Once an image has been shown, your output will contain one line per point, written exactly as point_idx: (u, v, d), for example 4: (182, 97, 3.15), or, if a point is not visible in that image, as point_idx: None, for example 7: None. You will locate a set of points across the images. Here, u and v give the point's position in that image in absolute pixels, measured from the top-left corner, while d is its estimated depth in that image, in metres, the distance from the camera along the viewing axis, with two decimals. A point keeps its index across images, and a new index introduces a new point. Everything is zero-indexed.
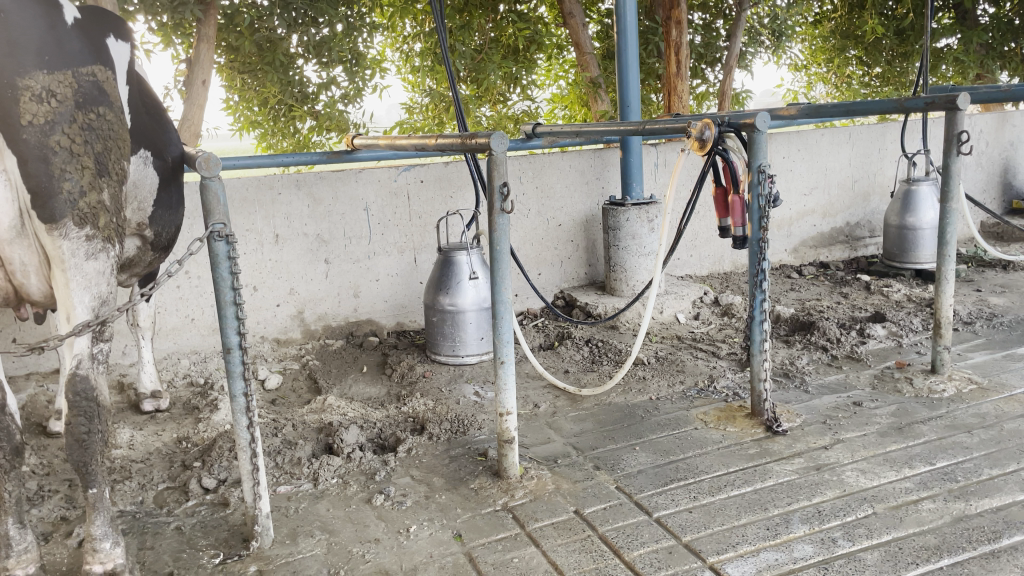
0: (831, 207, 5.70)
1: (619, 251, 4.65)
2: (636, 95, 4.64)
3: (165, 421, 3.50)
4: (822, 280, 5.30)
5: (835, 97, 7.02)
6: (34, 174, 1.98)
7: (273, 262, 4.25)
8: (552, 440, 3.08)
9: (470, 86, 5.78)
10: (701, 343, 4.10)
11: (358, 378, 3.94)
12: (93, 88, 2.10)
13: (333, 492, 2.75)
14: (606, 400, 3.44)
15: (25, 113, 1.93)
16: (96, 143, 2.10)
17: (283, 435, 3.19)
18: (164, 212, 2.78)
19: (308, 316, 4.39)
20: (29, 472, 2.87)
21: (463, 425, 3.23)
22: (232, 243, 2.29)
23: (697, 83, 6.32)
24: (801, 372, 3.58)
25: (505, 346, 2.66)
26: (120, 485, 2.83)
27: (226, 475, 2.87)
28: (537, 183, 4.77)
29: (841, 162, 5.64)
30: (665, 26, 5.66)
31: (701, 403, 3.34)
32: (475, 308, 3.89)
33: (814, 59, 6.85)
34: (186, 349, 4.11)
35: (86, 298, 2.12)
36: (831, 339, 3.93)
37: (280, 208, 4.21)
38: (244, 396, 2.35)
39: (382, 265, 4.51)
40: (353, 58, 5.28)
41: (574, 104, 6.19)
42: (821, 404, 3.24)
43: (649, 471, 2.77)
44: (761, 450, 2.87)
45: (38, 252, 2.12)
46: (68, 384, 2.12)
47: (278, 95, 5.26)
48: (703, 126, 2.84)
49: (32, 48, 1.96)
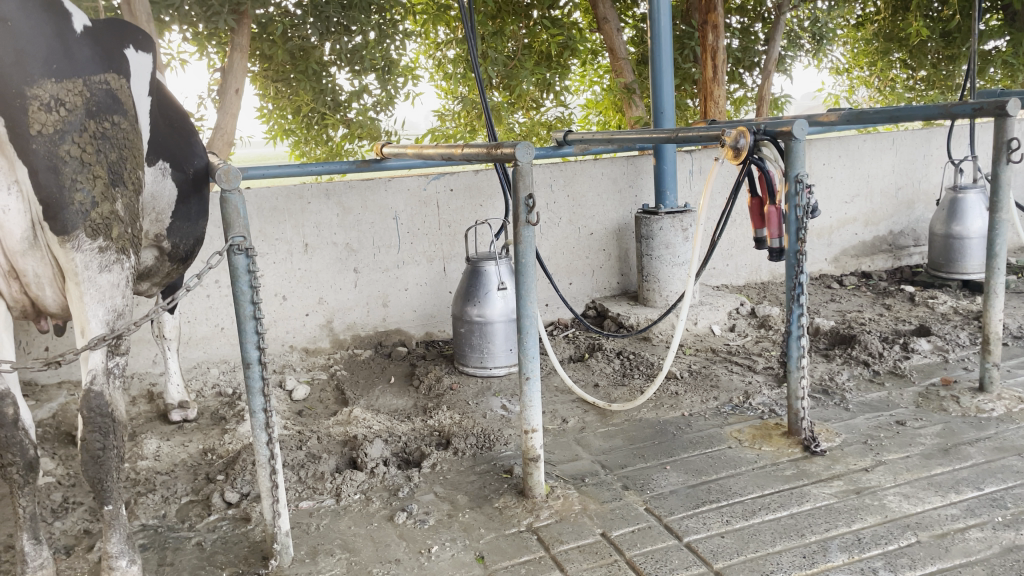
0: (873, 215, 5.53)
1: (652, 261, 4.55)
2: (670, 102, 4.54)
3: (192, 431, 3.49)
4: (863, 290, 5.13)
5: (879, 101, 6.82)
6: (44, 185, 1.96)
7: (303, 272, 4.23)
8: (580, 457, 2.99)
9: (502, 92, 5.71)
10: (736, 357, 3.98)
11: (386, 389, 3.90)
12: (107, 97, 2.08)
13: (355, 509, 2.70)
14: (637, 415, 3.34)
15: (34, 122, 1.92)
16: (110, 152, 2.08)
17: (307, 448, 3.15)
18: (182, 224, 2.78)
19: (336, 326, 4.36)
20: (54, 483, 2.87)
21: (489, 440, 3.16)
22: (252, 256, 2.25)
23: (735, 87, 6.20)
24: (841, 389, 3.44)
25: (531, 362, 2.59)
26: (143, 498, 2.81)
27: (249, 489, 2.84)
28: (569, 191, 4.69)
29: (884, 169, 5.46)
30: (702, 30, 5.55)
31: (735, 421, 3.22)
32: (504, 319, 3.83)
33: (856, 62, 6.66)
34: (216, 358, 4.10)
35: (99, 312, 2.10)
36: (873, 354, 3.79)
37: (310, 217, 4.19)
38: (263, 412, 2.30)
39: (411, 274, 4.46)
40: (385, 65, 5.24)
41: (608, 110, 6.10)
42: (862, 423, 3.11)
43: (680, 492, 2.67)
44: (799, 472, 2.75)
45: (51, 264, 2.11)
46: (82, 400, 2.10)
47: (311, 103, 5.25)
48: (738, 134, 2.72)
49: (41, 57, 1.94)
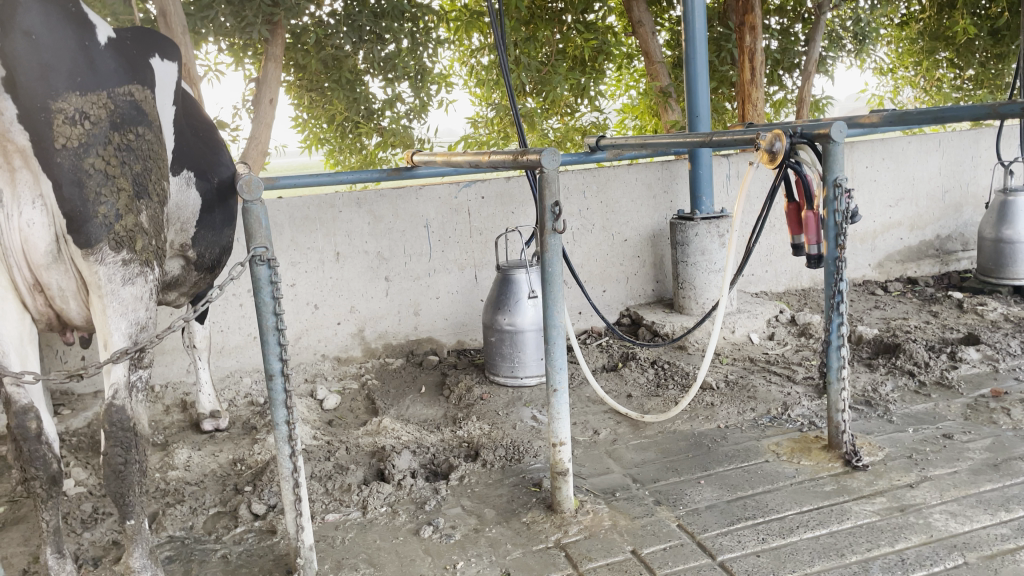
0: (919, 219, 5.36)
1: (688, 268, 4.46)
2: (706, 105, 4.44)
3: (223, 441, 3.49)
4: (909, 297, 4.96)
5: (924, 102, 6.61)
6: (68, 199, 1.95)
7: (334, 280, 4.22)
8: (611, 471, 2.92)
9: (536, 98, 5.66)
10: (775, 366, 3.87)
11: (416, 398, 3.86)
12: (131, 108, 2.06)
13: (382, 522, 2.66)
14: (671, 427, 3.25)
15: (59, 136, 1.91)
16: (135, 164, 2.07)
17: (336, 459, 3.13)
18: (208, 233, 2.78)
19: (368, 334, 4.34)
20: (85, 494, 2.88)
21: (519, 452, 3.10)
22: (274, 267, 2.22)
23: (774, 89, 6.07)
24: (884, 400, 3.31)
25: (558, 373, 2.53)
26: (171, 508, 2.81)
27: (275, 500, 2.82)
28: (602, 197, 4.62)
29: (930, 171, 5.29)
30: (739, 32, 5.44)
31: (774, 433, 3.12)
32: (535, 328, 3.77)
33: (901, 62, 6.48)
34: (248, 367, 4.11)
35: (122, 325, 2.09)
36: (919, 363, 3.64)
37: (341, 226, 4.18)
38: (286, 424, 2.28)
39: (442, 282, 4.43)
40: (418, 73, 5.23)
41: (644, 114, 6.02)
42: (907, 437, 2.98)
43: (715, 508, 2.58)
44: (839, 488, 2.64)
45: (75, 277, 2.10)
46: (104, 414, 2.09)
47: (345, 112, 5.29)
48: (774, 138, 2.65)
49: (65, 70, 1.93)
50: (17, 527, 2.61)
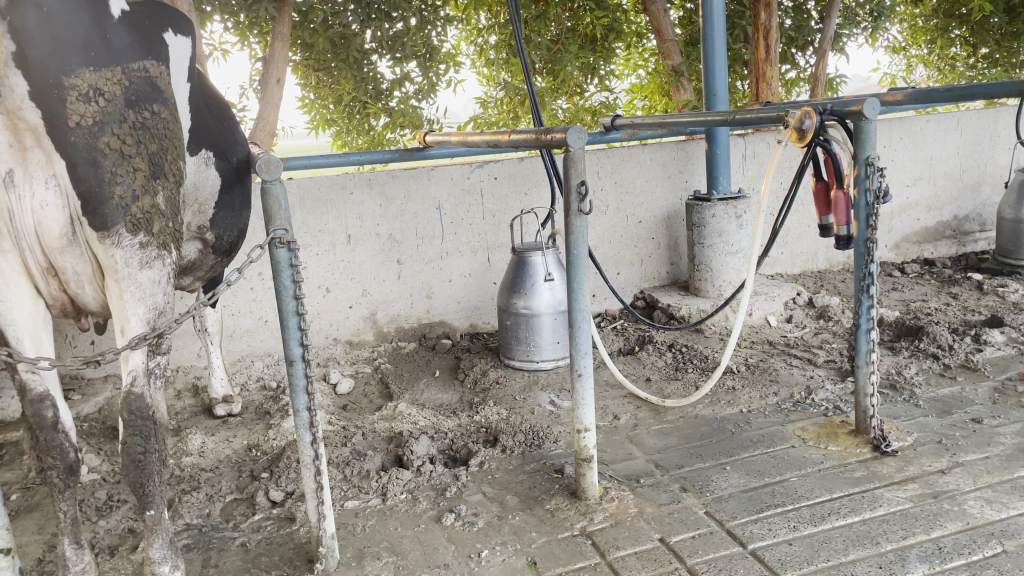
0: (936, 200, 5.27)
1: (705, 249, 4.39)
2: (723, 83, 4.36)
3: (237, 426, 3.44)
4: (927, 278, 4.89)
5: (938, 81, 6.51)
6: (83, 179, 1.88)
7: (346, 263, 4.16)
8: (634, 456, 2.87)
9: (546, 77, 5.56)
10: (795, 350, 3.81)
11: (430, 383, 3.81)
12: (146, 85, 1.99)
13: (402, 509, 2.61)
14: (692, 412, 3.20)
15: (73, 113, 1.84)
16: (150, 143, 2.00)
17: (352, 445, 3.08)
18: (225, 215, 2.71)
19: (380, 318, 4.28)
20: (98, 480, 2.83)
21: (539, 437, 3.05)
22: (294, 250, 2.15)
23: (787, 68, 5.97)
24: (910, 384, 3.26)
25: (583, 358, 2.47)
26: (188, 496, 2.76)
27: (293, 487, 2.77)
28: (617, 177, 4.54)
29: (948, 151, 5.20)
30: (754, 8, 5.32)
31: (798, 418, 3.06)
32: (551, 311, 3.71)
33: (914, 40, 6.38)
34: (260, 351, 4.06)
35: (139, 311, 2.03)
36: (943, 346, 3.58)
37: (352, 208, 4.11)
38: (307, 411, 2.22)
39: (455, 265, 4.37)
40: (426, 52, 5.12)
41: (654, 94, 5.92)
42: (935, 422, 2.92)
43: (743, 494, 2.53)
44: (869, 473, 2.59)
45: (91, 261, 2.04)
46: (123, 402, 2.04)
47: (353, 92, 5.19)
48: (804, 115, 2.56)
49: (78, 44, 1.84)
50: (32, 515, 2.56)
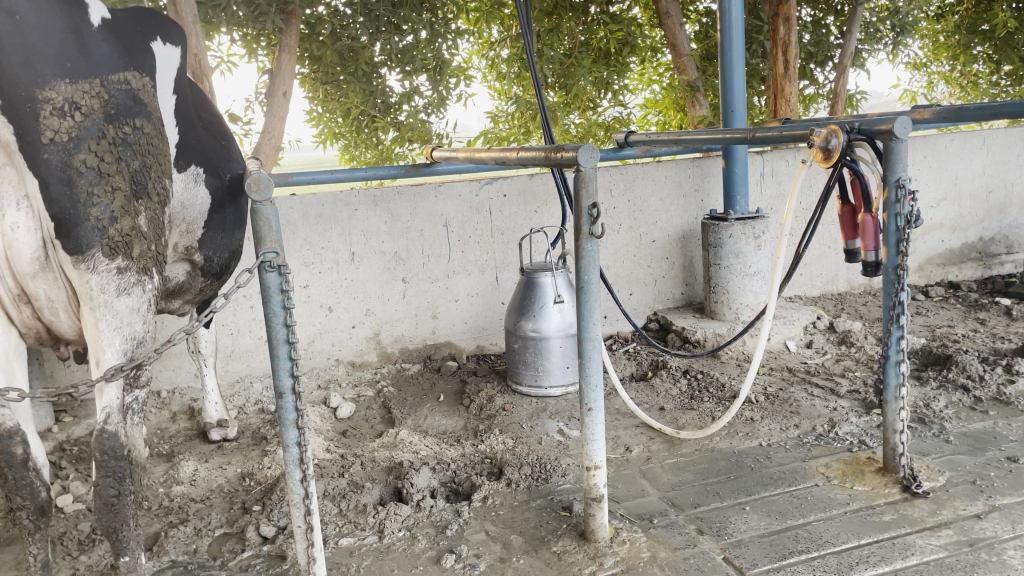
0: (962, 221, 5.10)
1: (721, 271, 4.23)
2: (742, 99, 4.20)
3: (232, 452, 3.30)
4: (953, 302, 4.71)
5: (961, 98, 6.32)
6: (57, 200, 1.78)
7: (349, 282, 4.02)
8: (647, 494, 2.71)
9: (558, 92, 5.44)
10: (817, 378, 3.64)
11: (434, 408, 3.65)
12: (127, 98, 1.91)
13: (400, 549, 2.45)
14: (709, 445, 3.03)
15: (46, 129, 1.74)
16: (132, 160, 1.92)
17: (351, 476, 2.93)
18: (215, 235, 2.59)
19: (384, 338, 4.14)
20: (82, 511, 2.69)
21: (546, 471, 2.88)
22: (285, 274, 2.01)
23: (806, 84, 5.81)
24: (939, 418, 3.08)
25: (593, 391, 2.31)
26: (174, 530, 2.62)
27: (286, 522, 2.62)
28: (630, 195, 4.39)
29: (974, 170, 5.03)
30: (772, 23, 5.19)
31: (821, 453, 2.89)
32: (561, 334, 3.55)
33: (935, 56, 6.21)
34: (260, 372, 3.92)
35: (116, 341, 1.96)
36: (973, 377, 3.40)
37: (356, 225, 3.98)
38: (297, 446, 2.08)
39: (461, 284, 4.22)
40: (437, 65, 4.99)
41: (669, 109, 5.77)
42: (968, 460, 2.75)
43: (764, 539, 2.36)
44: (899, 517, 2.41)
45: (65, 288, 1.97)
46: (95, 441, 1.93)
47: (361, 105, 5.08)
48: (829, 134, 2.40)
49: (53, 54, 1.75)
50: (9, 549, 2.42)
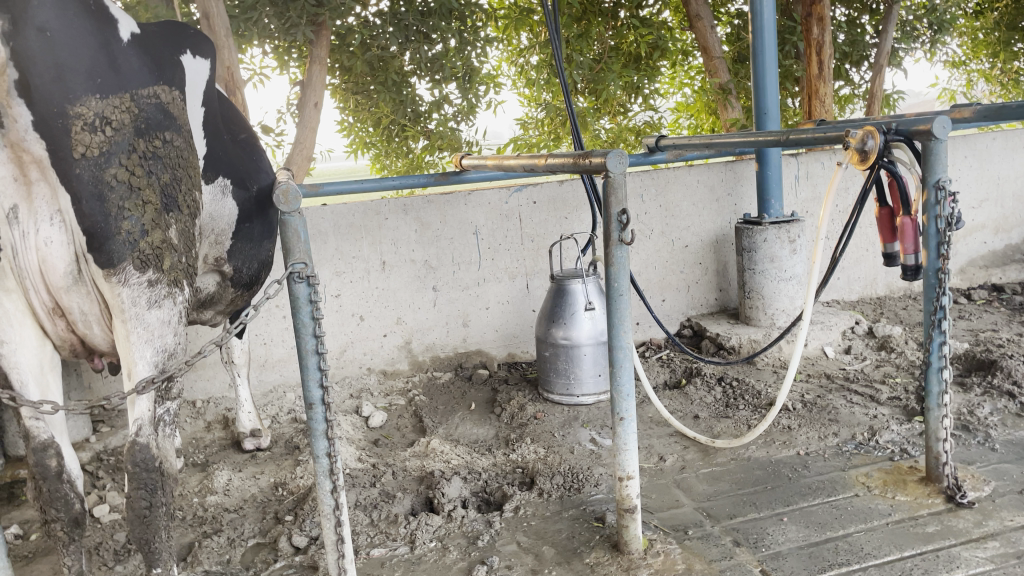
0: (1004, 222, 4.96)
1: (756, 275, 4.16)
2: (775, 100, 4.14)
3: (265, 462, 3.32)
4: (997, 305, 4.58)
5: (1002, 96, 6.16)
6: (88, 214, 1.82)
7: (380, 290, 4.03)
8: (681, 504, 2.66)
9: (588, 97, 5.41)
10: (856, 385, 3.56)
11: (466, 416, 3.64)
12: (157, 112, 1.93)
13: (431, 560, 2.44)
14: (744, 454, 2.98)
15: (78, 144, 1.77)
16: (163, 173, 1.94)
17: (382, 485, 2.92)
18: (245, 246, 2.62)
19: (415, 347, 4.14)
20: (118, 522, 2.72)
21: (578, 481, 2.85)
22: (314, 285, 2.01)
23: (841, 84, 5.71)
24: (984, 425, 2.99)
25: (625, 401, 2.27)
26: (208, 540, 2.63)
27: (318, 532, 2.62)
28: (661, 200, 4.34)
29: (1016, 170, 4.90)
30: (805, 23, 5.13)
31: (861, 462, 2.82)
32: (592, 341, 3.52)
33: (974, 54, 6.07)
34: (292, 382, 3.94)
35: (147, 353, 1.98)
36: (1019, 382, 3.29)
37: (387, 234, 3.98)
38: (327, 457, 2.08)
39: (492, 292, 4.21)
40: (465, 73, 4.99)
41: (700, 113, 5.72)
42: (1015, 469, 2.66)
43: (803, 551, 2.30)
44: (943, 529, 2.33)
45: (98, 301, 2.00)
46: (127, 453, 1.96)
47: (391, 115, 5.10)
48: (866, 135, 2.34)
49: (83, 70, 1.78)
50: (47, 559, 2.46)
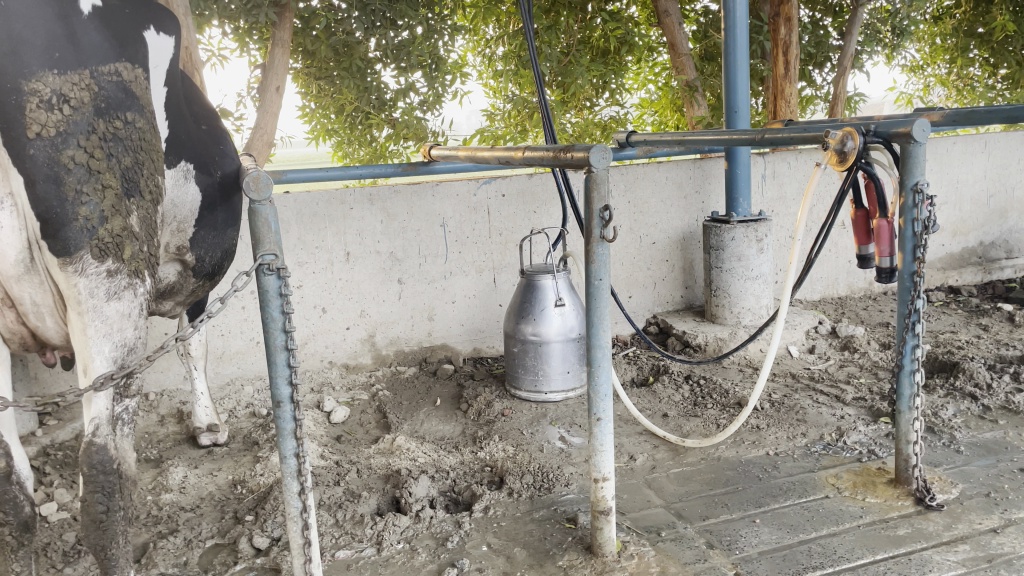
0: (962, 225, 5.06)
1: (723, 274, 4.16)
2: (745, 99, 4.14)
3: (222, 458, 3.21)
4: (954, 308, 4.66)
5: (957, 101, 6.27)
6: (43, 198, 1.70)
7: (344, 282, 3.92)
8: (653, 505, 2.63)
9: (555, 90, 5.35)
10: (821, 385, 3.58)
11: (431, 413, 3.56)
12: (117, 91, 1.82)
13: (399, 562, 2.36)
14: (714, 454, 2.96)
15: (33, 123, 1.66)
16: (124, 156, 1.84)
17: (346, 484, 2.84)
18: (207, 234, 2.50)
19: (379, 341, 4.05)
20: (67, 521, 2.59)
21: (548, 480, 2.81)
22: (285, 278, 1.92)
23: (803, 85, 5.73)
24: (949, 427, 3.02)
25: (602, 401, 2.23)
26: (163, 541, 2.52)
27: (280, 533, 2.52)
28: (630, 196, 4.31)
29: (975, 174, 4.99)
30: (772, 23, 5.13)
31: (830, 463, 2.83)
32: (561, 338, 3.47)
33: (932, 59, 6.16)
34: (251, 375, 3.82)
35: (105, 348, 1.87)
36: (980, 385, 3.34)
37: (352, 224, 3.88)
38: (295, 457, 1.99)
39: (459, 285, 4.14)
40: (432, 62, 4.88)
41: (665, 109, 5.71)
42: (980, 471, 2.69)
43: (776, 553, 2.29)
44: (914, 532, 2.34)
45: (52, 292, 1.88)
46: (83, 455, 1.87)
47: (355, 101, 4.97)
48: (845, 136, 2.32)
49: (39, 44, 1.67)
50: None
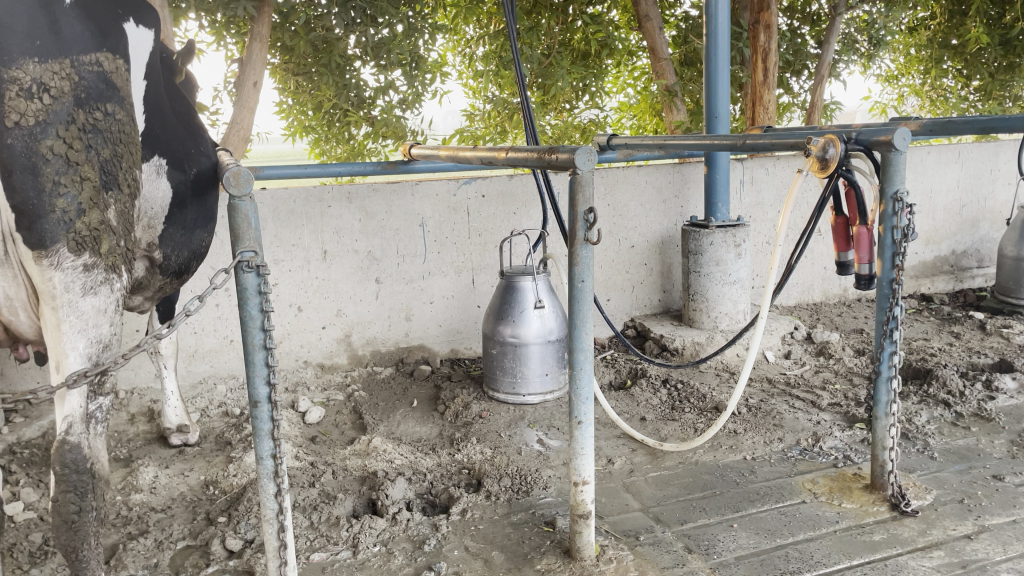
0: (935, 234, 5.13)
1: (701, 278, 4.17)
2: (725, 105, 4.15)
3: (194, 458, 3.15)
4: (926, 315, 4.72)
5: (930, 111, 6.30)
6: (19, 188, 1.66)
7: (321, 280, 3.88)
8: (631, 508, 2.63)
9: (536, 91, 5.32)
10: (797, 390, 3.60)
11: (407, 414, 3.53)
12: (98, 82, 1.78)
13: (375, 565, 2.33)
14: (692, 458, 2.96)
15: (11, 111, 1.61)
16: (102, 148, 1.79)
17: (322, 486, 2.80)
18: (176, 232, 2.45)
19: (355, 341, 4.01)
20: (34, 521, 2.53)
21: (526, 483, 2.79)
22: (264, 275, 1.89)
23: (781, 92, 5.75)
24: (923, 433, 3.05)
25: (583, 404, 2.22)
26: (133, 542, 2.46)
27: (254, 535, 2.48)
28: (610, 200, 4.31)
29: (948, 184, 5.06)
30: (753, 30, 5.16)
31: (807, 469, 2.84)
32: (540, 340, 3.45)
33: (906, 69, 6.22)
34: (224, 373, 3.76)
35: (80, 344, 1.82)
36: (953, 392, 3.38)
37: (330, 222, 3.83)
38: (272, 459, 1.95)
39: (437, 286, 4.11)
40: (413, 61, 4.84)
41: (645, 113, 5.70)
42: (954, 477, 2.72)
43: (754, 558, 2.29)
44: (890, 537, 2.36)
45: (25, 286, 1.86)
46: (55, 454, 1.82)
47: (333, 99, 4.88)
48: (827, 143, 2.33)
49: (20, 32, 1.63)
50: None
